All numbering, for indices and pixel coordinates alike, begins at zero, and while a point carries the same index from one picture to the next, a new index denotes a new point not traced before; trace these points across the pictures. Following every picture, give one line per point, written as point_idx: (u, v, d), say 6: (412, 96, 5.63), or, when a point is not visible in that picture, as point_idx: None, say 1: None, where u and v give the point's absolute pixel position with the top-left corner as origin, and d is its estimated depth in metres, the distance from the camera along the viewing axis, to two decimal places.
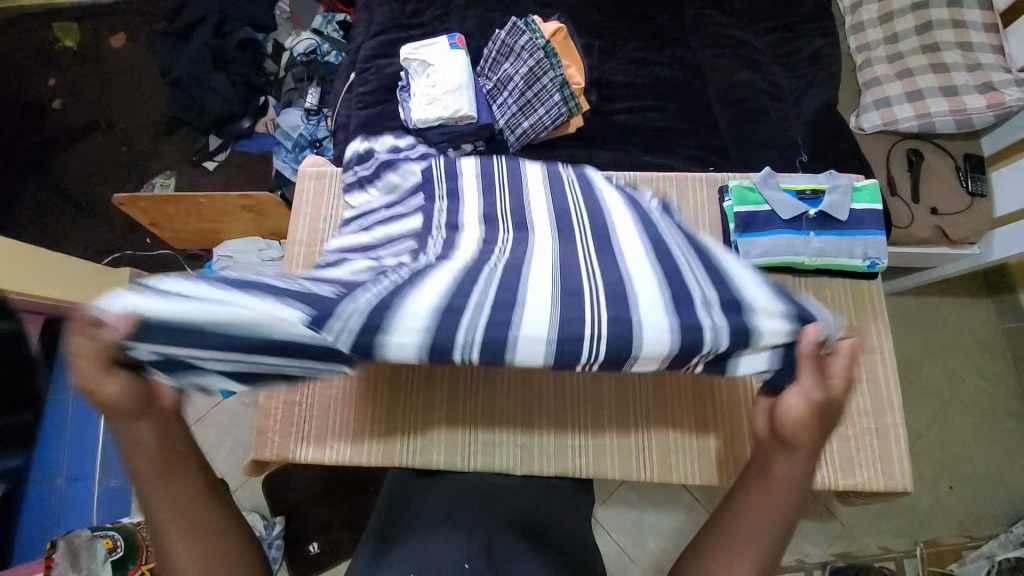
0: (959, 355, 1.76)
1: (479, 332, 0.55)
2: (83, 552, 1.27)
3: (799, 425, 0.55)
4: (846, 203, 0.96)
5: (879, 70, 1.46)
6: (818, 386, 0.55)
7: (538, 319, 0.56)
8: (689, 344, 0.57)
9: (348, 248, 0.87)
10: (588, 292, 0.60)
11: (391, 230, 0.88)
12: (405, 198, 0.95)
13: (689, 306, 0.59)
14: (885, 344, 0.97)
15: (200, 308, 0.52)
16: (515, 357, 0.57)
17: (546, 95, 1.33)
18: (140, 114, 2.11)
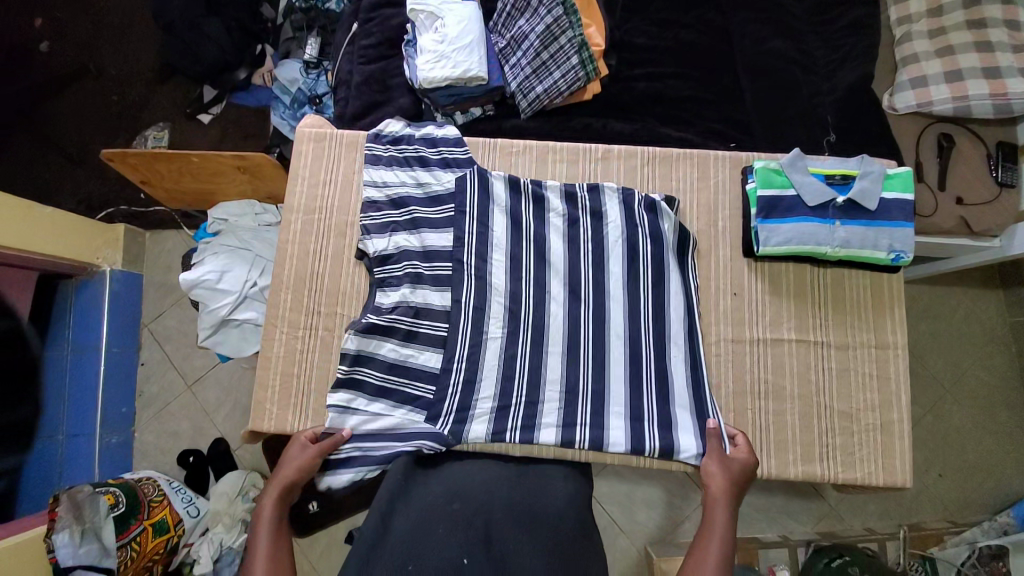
0: (965, 348, 1.74)
1: (521, 419, 0.92)
2: (87, 506, 1.31)
3: (720, 484, 0.84)
4: (877, 192, 0.90)
5: (919, 45, 1.36)
6: (727, 466, 0.86)
7: (549, 410, 0.93)
8: (628, 440, 0.90)
9: (389, 253, 0.97)
10: (580, 412, 0.92)
11: (428, 240, 0.98)
12: (438, 207, 1.00)
13: (641, 424, 0.91)
14: (900, 340, 0.94)
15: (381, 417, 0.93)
16: (539, 438, 0.91)
17: (563, 58, 1.24)
18: (131, 60, 2.00)
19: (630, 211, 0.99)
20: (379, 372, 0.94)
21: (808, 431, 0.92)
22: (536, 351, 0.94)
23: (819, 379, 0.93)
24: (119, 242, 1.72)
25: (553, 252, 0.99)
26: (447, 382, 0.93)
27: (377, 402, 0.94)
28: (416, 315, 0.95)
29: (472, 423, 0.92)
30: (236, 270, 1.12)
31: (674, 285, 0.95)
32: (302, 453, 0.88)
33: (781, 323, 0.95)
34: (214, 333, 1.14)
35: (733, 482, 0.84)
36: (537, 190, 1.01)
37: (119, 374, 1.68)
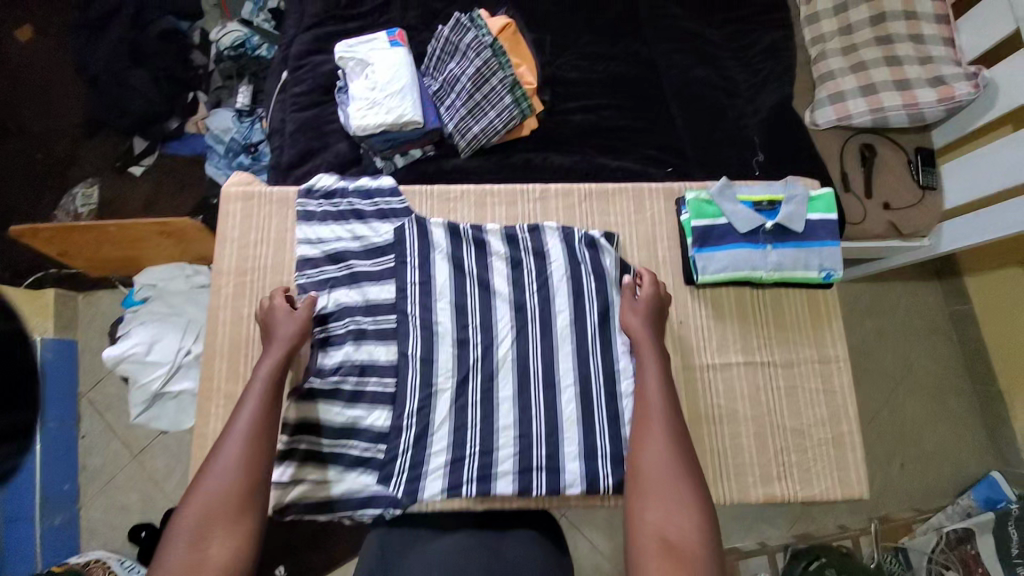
0: (910, 340, 1.82)
1: (476, 470, 0.87)
2: None
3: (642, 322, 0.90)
4: (802, 214, 0.93)
5: (834, 63, 1.44)
6: (641, 312, 0.91)
7: (505, 460, 0.89)
8: (584, 480, 0.88)
9: (328, 312, 0.94)
10: (535, 455, 0.89)
11: (369, 295, 0.95)
12: (377, 258, 0.97)
13: (595, 458, 0.89)
14: (841, 353, 0.97)
15: (329, 483, 0.88)
16: (496, 489, 0.87)
17: (496, 97, 1.25)
18: (54, 117, 1.90)
19: (573, 246, 0.98)
20: (323, 440, 0.89)
21: (764, 452, 0.92)
22: (489, 397, 0.91)
23: (770, 399, 0.94)
24: (48, 310, 1.60)
25: (499, 294, 0.97)
26: (399, 440, 0.88)
27: (325, 469, 0.88)
28: (362, 372, 0.91)
29: (427, 483, 0.87)
30: (167, 340, 1.05)
31: (619, 321, 0.95)
32: (294, 319, 0.88)
33: (728, 347, 0.95)
34: (148, 409, 1.06)
35: (647, 321, 0.90)
36: (477, 234, 0.99)
37: (59, 450, 1.54)
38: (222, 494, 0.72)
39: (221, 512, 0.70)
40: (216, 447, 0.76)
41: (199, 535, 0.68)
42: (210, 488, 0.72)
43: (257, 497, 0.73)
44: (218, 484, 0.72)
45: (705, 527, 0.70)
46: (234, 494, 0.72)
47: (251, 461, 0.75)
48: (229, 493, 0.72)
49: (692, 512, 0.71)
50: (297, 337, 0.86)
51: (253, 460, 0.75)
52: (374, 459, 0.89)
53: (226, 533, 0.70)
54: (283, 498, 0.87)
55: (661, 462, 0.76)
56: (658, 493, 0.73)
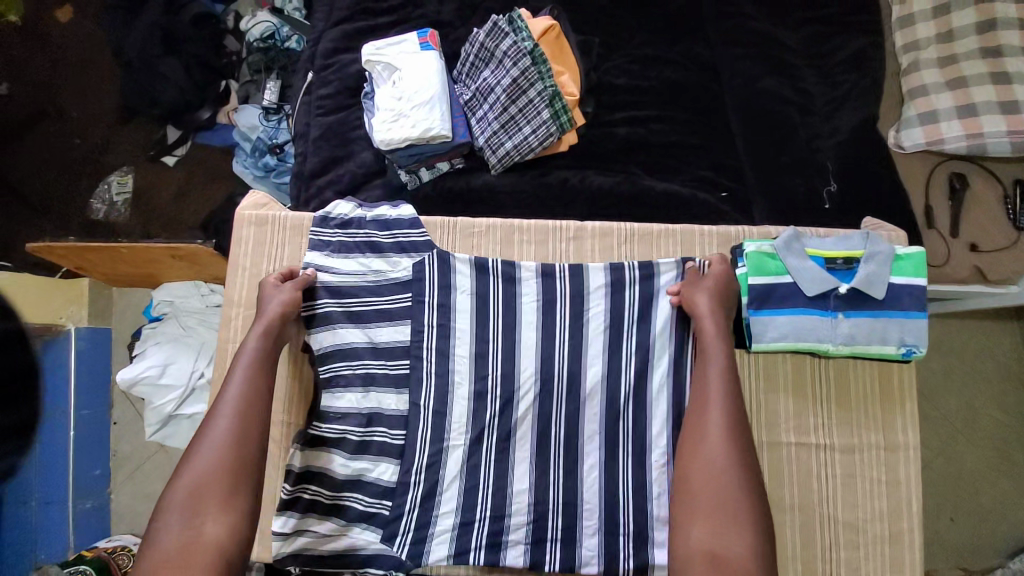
0: (976, 384, 1.63)
1: (487, 536, 0.82)
2: None
3: (709, 297, 0.81)
4: (884, 278, 0.80)
5: (928, 77, 1.23)
6: (708, 290, 0.81)
7: (517, 527, 0.82)
8: (602, 558, 0.81)
9: (338, 350, 0.87)
10: (550, 526, 0.82)
11: (382, 333, 0.88)
12: (393, 295, 0.90)
13: (614, 531, 0.82)
14: (911, 440, 0.84)
15: (330, 539, 0.83)
16: (505, 559, 0.82)
17: (533, 112, 1.13)
18: (91, 101, 1.89)
19: (619, 285, 0.88)
20: (326, 491, 0.83)
21: (810, 547, 0.81)
22: (504, 458, 0.84)
23: (821, 487, 0.83)
24: (83, 298, 1.59)
25: (524, 341, 0.87)
26: (405, 498, 0.82)
27: (327, 522, 0.83)
28: (369, 421, 0.85)
29: (433, 547, 0.81)
30: (181, 362, 1.03)
31: (659, 369, 0.85)
32: (286, 294, 0.84)
33: (779, 424, 0.84)
34: (161, 428, 1.05)
35: (716, 300, 0.80)
36: (504, 273, 0.90)
37: (92, 436, 1.56)
38: (212, 469, 0.67)
39: (212, 489, 0.66)
40: (206, 420, 0.71)
41: (191, 499, 0.65)
42: (201, 463, 0.67)
43: (249, 476, 0.69)
44: (207, 459, 0.67)
45: (759, 547, 0.65)
46: (225, 467, 0.68)
47: (245, 435, 0.70)
48: (222, 468, 0.67)
49: (743, 532, 0.66)
50: (286, 312, 0.83)
51: (246, 434, 0.70)
52: (379, 516, 0.83)
53: (220, 510, 0.65)
54: (284, 549, 0.82)
55: (717, 467, 0.70)
56: (706, 507, 0.68)
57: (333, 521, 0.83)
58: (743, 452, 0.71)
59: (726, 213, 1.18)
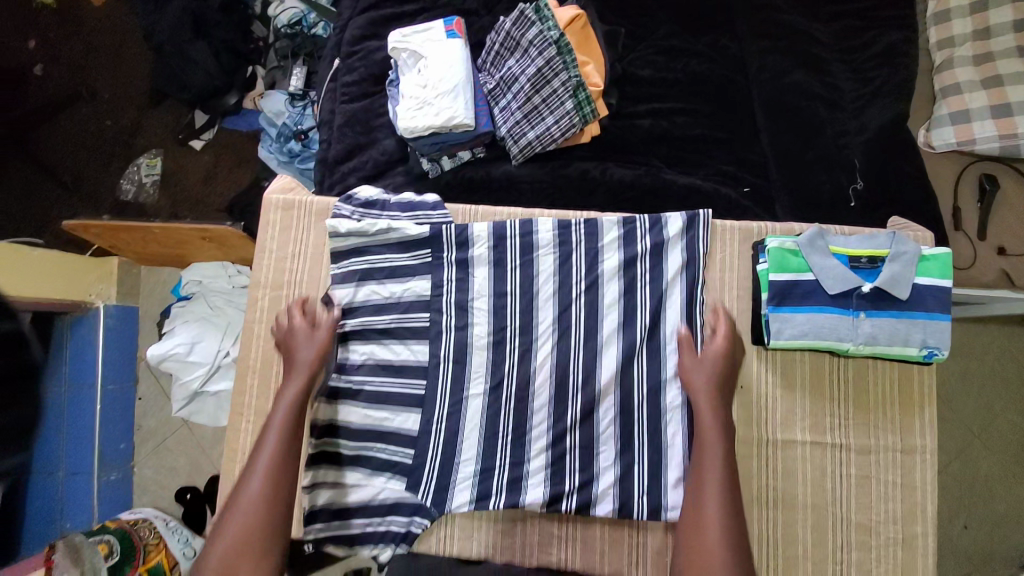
0: (997, 390, 1.59)
1: (506, 480, 0.85)
2: (85, 550, 1.32)
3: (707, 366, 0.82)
4: (910, 277, 0.79)
5: (963, 74, 1.20)
6: (697, 359, 0.83)
7: (536, 470, 0.85)
8: (618, 499, 0.84)
9: (360, 304, 0.91)
10: (569, 463, 0.85)
11: (400, 288, 0.91)
12: (410, 252, 0.92)
13: (630, 476, 0.84)
14: (929, 444, 0.83)
15: (353, 491, 0.87)
16: (524, 500, 0.84)
17: (556, 102, 1.13)
18: (123, 84, 1.94)
19: (631, 235, 0.90)
20: (349, 442, 0.88)
21: (822, 545, 0.81)
22: (521, 404, 0.87)
23: (837, 488, 0.83)
24: (112, 277, 1.65)
25: (543, 292, 0.90)
26: (426, 446, 0.86)
27: (353, 471, 0.87)
28: (386, 370, 0.90)
29: (455, 494, 0.85)
30: (206, 342, 1.06)
31: (670, 312, 0.87)
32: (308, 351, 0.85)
33: (794, 421, 0.84)
34: (187, 405, 1.08)
35: (712, 369, 0.81)
36: (526, 232, 0.91)
37: (115, 413, 1.62)
38: (245, 528, 0.70)
39: (246, 556, 0.69)
40: (240, 481, 0.74)
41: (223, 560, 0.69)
42: (231, 522, 0.71)
43: (278, 539, 0.72)
44: (236, 519, 0.71)
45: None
46: (252, 530, 0.71)
47: (273, 499, 0.73)
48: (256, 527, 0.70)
49: None
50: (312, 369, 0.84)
51: (278, 491, 0.73)
52: (399, 465, 0.87)
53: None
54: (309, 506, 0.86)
55: (709, 535, 0.69)
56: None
57: (356, 472, 0.87)
58: (737, 521, 0.70)
59: (749, 209, 1.17)
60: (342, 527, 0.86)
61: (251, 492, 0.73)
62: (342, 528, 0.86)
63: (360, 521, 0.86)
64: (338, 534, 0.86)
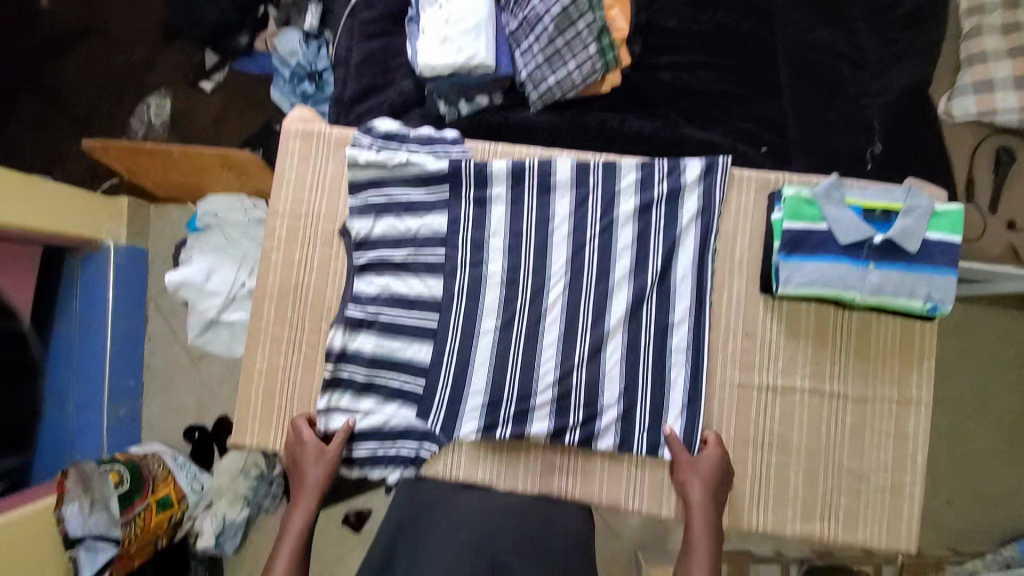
0: (997, 371, 1.57)
1: (513, 411, 0.88)
2: (94, 480, 1.28)
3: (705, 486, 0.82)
4: (922, 232, 0.79)
5: (988, 42, 1.12)
6: (699, 475, 0.82)
7: (542, 404, 0.88)
8: (618, 434, 0.87)
9: (377, 239, 0.92)
10: (575, 400, 0.88)
11: (417, 223, 0.93)
12: (428, 188, 0.93)
13: (634, 415, 0.87)
14: (924, 396, 0.86)
15: (366, 415, 0.90)
16: (530, 430, 0.88)
17: (579, 46, 1.11)
18: (135, 19, 1.88)
19: (650, 179, 0.90)
20: (363, 369, 0.90)
21: (811, 487, 0.85)
22: (531, 341, 0.89)
23: (831, 434, 0.86)
24: (124, 215, 1.63)
25: (558, 233, 0.91)
26: (437, 377, 0.89)
27: (366, 397, 0.91)
28: (398, 303, 0.91)
29: (463, 424, 0.89)
30: (223, 272, 1.08)
31: (683, 259, 0.89)
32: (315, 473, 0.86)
33: (795, 368, 0.87)
34: (202, 334, 1.11)
35: (709, 487, 0.82)
36: (544, 171, 0.92)
37: (126, 349, 1.62)
38: None
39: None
40: None
41: None
42: None
43: None
44: None
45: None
46: None
47: None
48: None
49: None
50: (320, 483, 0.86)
51: None
52: (411, 393, 0.90)
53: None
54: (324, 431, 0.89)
55: None
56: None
57: (369, 398, 0.91)
58: None
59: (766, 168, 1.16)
60: (357, 449, 0.90)
61: None
62: (356, 450, 0.90)
63: (374, 443, 0.90)
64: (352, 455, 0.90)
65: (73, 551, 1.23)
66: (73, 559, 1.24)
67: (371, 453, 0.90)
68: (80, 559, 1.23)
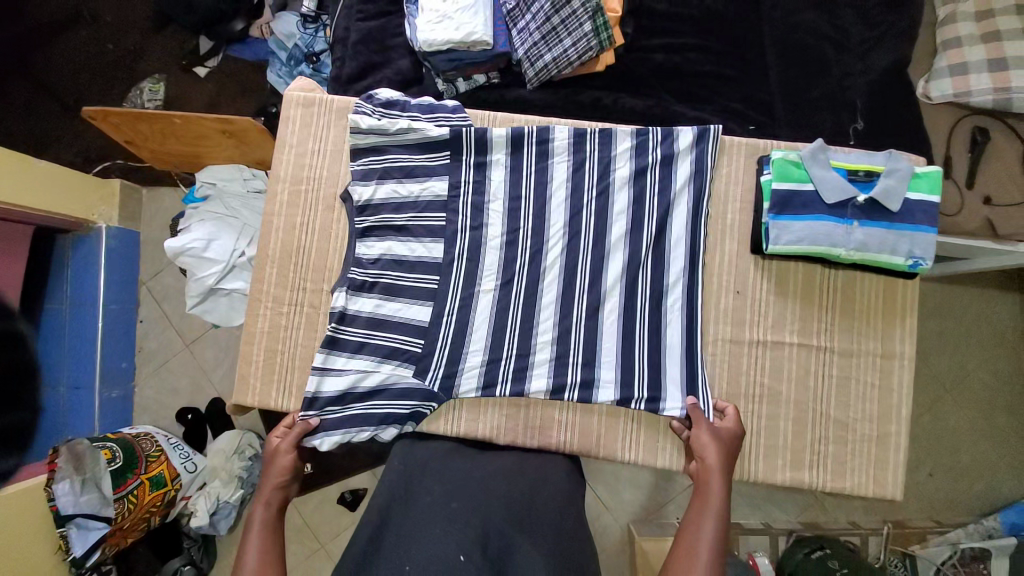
0: (971, 349, 1.56)
1: (513, 369, 0.91)
2: (86, 457, 1.29)
3: (713, 448, 0.82)
4: (902, 192, 0.84)
5: (963, 28, 1.18)
6: (715, 433, 0.84)
7: (541, 362, 0.91)
8: (617, 389, 0.89)
9: (380, 202, 0.94)
10: (572, 358, 0.91)
11: (418, 187, 0.94)
12: (430, 154, 0.95)
13: (631, 373, 0.89)
14: (907, 351, 0.90)
15: (363, 375, 0.91)
16: (529, 388, 0.90)
17: (574, 24, 1.15)
18: (126, 6, 1.78)
19: (644, 145, 0.94)
20: (363, 329, 0.92)
21: (800, 437, 0.89)
22: (529, 301, 0.92)
23: (819, 387, 0.89)
24: (114, 199, 1.60)
25: (556, 196, 0.94)
26: (437, 336, 0.91)
27: (362, 359, 0.91)
28: (399, 266, 0.93)
29: (463, 380, 0.91)
30: (223, 239, 1.09)
31: (676, 221, 0.92)
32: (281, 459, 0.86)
33: (784, 324, 0.90)
34: (202, 302, 1.12)
35: (720, 445, 0.83)
36: (543, 136, 0.94)
37: (117, 330, 1.59)
38: None
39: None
40: None
41: None
42: None
43: None
44: None
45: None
46: None
47: None
48: None
49: None
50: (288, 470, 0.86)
51: None
52: (410, 353, 0.91)
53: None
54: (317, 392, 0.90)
55: None
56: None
57: (367, 358, 0.91)
58: None
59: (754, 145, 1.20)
60: (353, 408, 0.90)
61: None
62: (352, 408, 0.90)
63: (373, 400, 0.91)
64: (345, 417, 0.90)
65: (64, 530, 1.25)
66: (65, 537, 1.25)
67: (366, 413, 0.90)
68: (71, 537, 1.25)
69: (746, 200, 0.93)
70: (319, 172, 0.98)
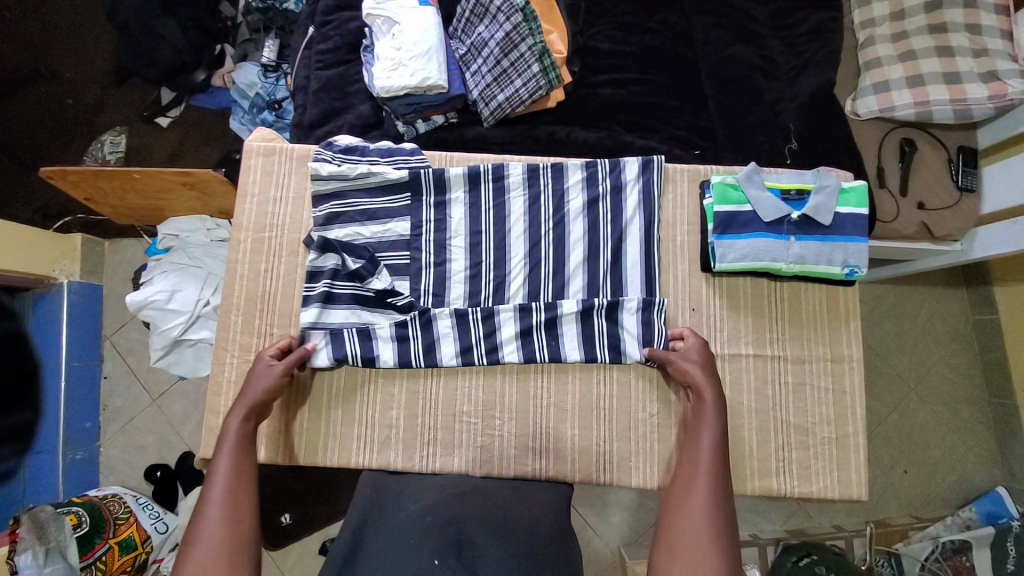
0: (927, 346, 1.64)
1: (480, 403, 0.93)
2: (50, 526, 1.20)
3: (696, 353, 0.88)
4: (831, 207, 0.90)
5: (882, 50, 1.27)
6: (690, 356, 0.88)
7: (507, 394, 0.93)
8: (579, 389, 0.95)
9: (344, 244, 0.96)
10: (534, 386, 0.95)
11: (381, 228, 0.97)
12: (390, 197, 0.98)
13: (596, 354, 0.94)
14: (855, 353, 0.95)
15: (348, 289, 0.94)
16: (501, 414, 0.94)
17: (524, 66, 1.22)
18: (86, 62, 1.79)
19: (594, 177, 0.99)
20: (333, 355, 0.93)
21: (765, 446, 0.92)
22: (491, 332, 0.95)
23: (776, 396, 0.93)
24: (77, 253, 1.57)
25: (514, 228, 0.98)
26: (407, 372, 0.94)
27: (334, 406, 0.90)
28: (362, 308, 0.94)
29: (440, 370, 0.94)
30: (186, 290, 1.09)
31: (631, 246, 0.97)
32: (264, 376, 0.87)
33: (738, 338, 0.95)
34: (166, 355, 1.10)
35: (701, 365, 0.87)
36: (499, 172, 0.99)
37: (80, 388, 1.53)
38: (212, 552, 0.69)
39: (218, 561, 0.68)
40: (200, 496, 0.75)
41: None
42: (205, 532, 0.71)
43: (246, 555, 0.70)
44: (205, 538, 0.70)
45: None
46: (219, 541, 0.70)
47: (237, 510, 0.74)
48: (222, 549, 0.69)
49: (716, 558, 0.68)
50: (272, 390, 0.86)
51: (239, 506, 0.74)
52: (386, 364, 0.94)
53: None
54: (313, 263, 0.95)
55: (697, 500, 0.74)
56: (682, 544, 0.70)
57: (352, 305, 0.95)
58: (720, 510, 0.73)
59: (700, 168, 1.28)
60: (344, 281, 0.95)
61: (214, 509, 0.73)
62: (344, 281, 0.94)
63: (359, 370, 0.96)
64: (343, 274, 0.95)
65: None
66: None
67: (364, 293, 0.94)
68: None
69: (694, 221, 0.99)
70: (284, 219, 1.00)
